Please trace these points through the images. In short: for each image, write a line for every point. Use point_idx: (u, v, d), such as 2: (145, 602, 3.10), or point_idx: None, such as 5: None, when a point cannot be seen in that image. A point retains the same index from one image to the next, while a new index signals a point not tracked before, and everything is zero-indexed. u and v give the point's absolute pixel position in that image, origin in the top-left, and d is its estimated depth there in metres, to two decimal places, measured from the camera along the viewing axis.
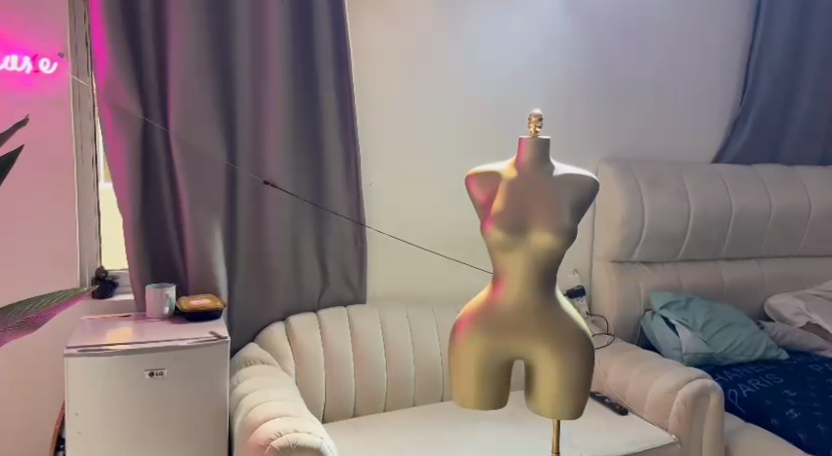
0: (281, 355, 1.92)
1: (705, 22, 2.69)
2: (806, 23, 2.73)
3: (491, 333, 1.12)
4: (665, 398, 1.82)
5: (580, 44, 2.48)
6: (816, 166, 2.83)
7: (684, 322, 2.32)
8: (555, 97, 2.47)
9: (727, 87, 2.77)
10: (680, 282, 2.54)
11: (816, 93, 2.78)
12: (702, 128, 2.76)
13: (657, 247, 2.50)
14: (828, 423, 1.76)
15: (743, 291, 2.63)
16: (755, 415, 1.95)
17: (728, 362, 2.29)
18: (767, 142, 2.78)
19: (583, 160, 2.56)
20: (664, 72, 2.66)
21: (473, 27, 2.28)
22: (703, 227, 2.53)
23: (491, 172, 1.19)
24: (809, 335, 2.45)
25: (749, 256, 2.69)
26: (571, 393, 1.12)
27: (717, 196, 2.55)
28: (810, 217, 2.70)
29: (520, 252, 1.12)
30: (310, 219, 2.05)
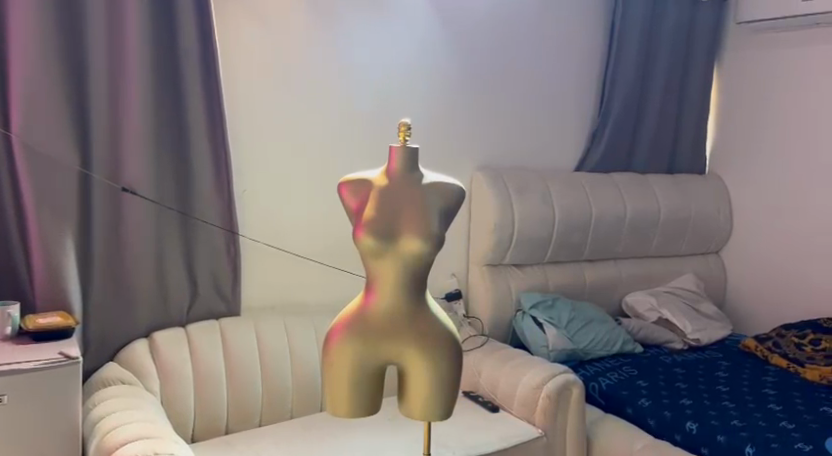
0: (144, 373, 1.80)
1: (566, 38, 2.87)
2: (653, 42, 2.98)
3: (364, 340, 1.12)
4: (532, 393, 1.91)
5: (452, 57, 2.57)
6: (664, 174, 3.11)
7: (550, 321, 2.47)
8: (430, 107, 2.54)
9: (585, 100, 2.98)
10: (547, 283, 2.69)
11: (663, 107, 3.05)
12: (565, 138, 2.95)
13: (527, 251, 2.63)
14: (673, 410, 1.93)
15: (603, 290, 2.84)
16: (613, 405, 2.10)
17: (590, 357, 2.46)
18: (622, 151, 3.02)
19: (457, 168, 2.65)
20: (530, 86, 2.81)
21: (346, 32, 2.28)
22: (567, 231, 2.69)
23: (362, 180, 1.19)
24: (659, 329, 2.68)
25: (608, 258, 2.90)
26: (442, 394, 1.14)
27: (579, 202, 2.73)
28: (660, 220, 2.96)
29: (391, 258, 1.13)
30: (176, 227, 1.95)
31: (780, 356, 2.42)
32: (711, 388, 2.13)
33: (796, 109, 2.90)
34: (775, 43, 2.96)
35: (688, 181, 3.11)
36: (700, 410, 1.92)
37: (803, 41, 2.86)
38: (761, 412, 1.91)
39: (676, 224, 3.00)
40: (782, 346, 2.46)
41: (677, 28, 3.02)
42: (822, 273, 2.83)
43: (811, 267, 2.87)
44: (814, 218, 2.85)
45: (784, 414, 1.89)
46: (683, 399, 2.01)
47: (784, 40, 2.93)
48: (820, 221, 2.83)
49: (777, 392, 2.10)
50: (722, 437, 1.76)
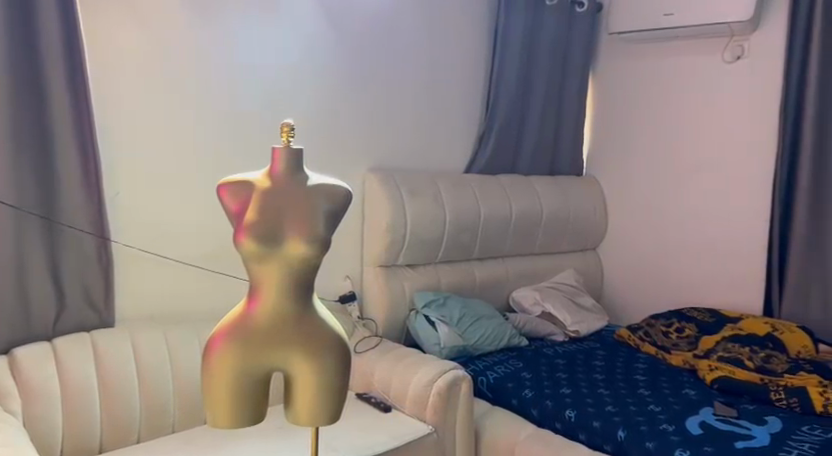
0: (3, 393, 1.65)
1: (453, 43, 2.95)
2: (535, 49, 3.13)
3: (247, 350, 1.08)
4: (423, 391, 1.94)
5: (341, 58, 2.56)
6: (546, 175, 3.26)
7: (442, 319, 2.51)
8: (319, 107, 2.51)
9: (472, 104, 3.07)
10: (439, 283, 2.74)
11: (544, 111, 3.20)
12: (454, 140, 3.02)
13: (419, 251, 2.67)
14: (554, 400, 2.03)
15: (492, 288, 2.93)
16: (500, 398, 2.18)
17: (479, 352, 2.52)
18: (507, 154, 3.13)
19: (348, 170, 2.63)
20: (419, 89, 2.86)
21: (228, 29, 2.21)
22: (457, 230, 2.76)
23: (244, 182, 1.15)
24: (543, 323, 2.81)
25: (496, 256, 3.01)
26: (329, 400, 1.13)
27: (468, 203, 2.80)
28: (543, 219, 3.10)
29: (275, 262, 1.10)
30: (38, 232, 1.80)
31: (650, 344, 2.61)
32: (589, 377, 2.26)
33: (661, 116, 3.14)
34: (642, 54, 3.19)
35: (568, 182, 3.29)
36: (579, 399, 2.03)
37: (666, 53, 3.10)
38: (632, 397, 2.06)
39: (557, 224, 3.16)
40: (651, 335, 2.66)
41: (556, 37, 3.18)
42: (686, 266, 3.08)
43: (676, 261, 3.12)
44: (678, 216, 3.10)
45: (652, 398, 2.05)
46: (563, 389, 2.12)
47: (650, 51, 3.16)
48: (683, 219, 3.08)
49: (647, 377, 2.27)
50: (597, 423, 1.87)
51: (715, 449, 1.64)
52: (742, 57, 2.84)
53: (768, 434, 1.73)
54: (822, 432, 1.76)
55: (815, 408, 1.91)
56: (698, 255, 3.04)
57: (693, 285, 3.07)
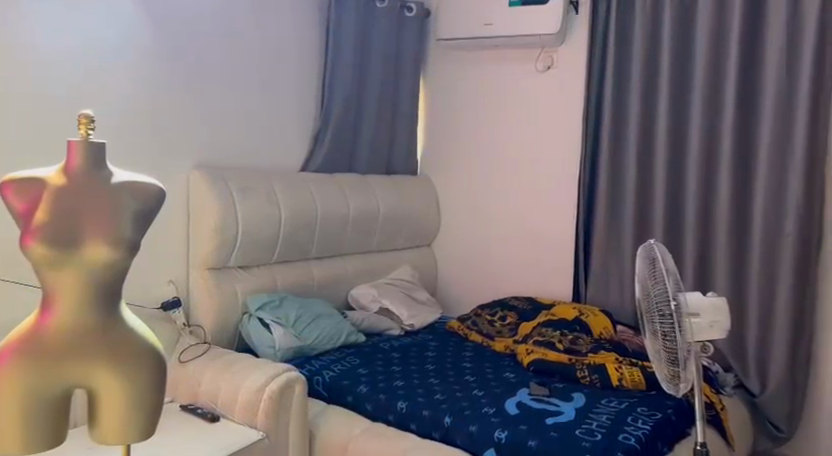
0: None
1: (284, 38, 2.90)
2: (368, 50, 3.16)
3: (36, 361, 0.94)
4: (254, 397, 1.88)
5: (158, 49, 2.42)
6: (382, 174, 3.32)
7: (277, 321, 2.45)
8: (135, 100, 2.35)
9: (306, 102, 3.03)
10: (274, 283, 2.67)
11: (379, 110, 3.25)
12: (288, 137, 2.96)
13: (252, 251, 2.58)
14: (386, 393, 2.08)
15: (330, 287, 2.92)
16: (333, 395, 2.18)
17: (316, 352, 2.50)
18: (343, 154, 3.13)
19: (170, 167, 2.48)
20: (249, 84, 2.77)
21: (20, 11, 2.01)
22: (293, 229, 2.70)
23: (31, 178, 1.00)
24: (381, 318, 2.85)
25: (334, 254, 3.00)
26: (137, 415, 1.00)
27: (304, 201, 2.76)
28: (380, 217, 3.14)
29: (71, 269, 0.96)
30: None
31: (478, 333, 2.77)
32: (421, 368, 2.34)
33: (485, 119, 3.33)
34: (469, 59, 3.37)
35: (403, 181, 3.37)
36: (410, 390, 2.10)
37: (488, 59, 3.30)
38: (458, 384, 2.17)
39: (393, 222, 3.21)
40: (478, 324, 2.82)
41: (388, 37, 3.23)
42: (511, 259, 3.30)
43: (502, 255, 3.33)
44: (502, 213, 3.31)
45: (476, 384, 2.17)
46: (397, 382, 2.18)
47: (474, 57, 3.34)
48: (507, 216, 3.30)
49: (473, 365, 2.40)
50: (426, 412, 1.94)
51: (529, 427, 1.78)
52: (552, 67, 3.10)
53: (574, 409, 1.92)
54: (617, 402, 1.98)
55: (613, 382, 2.14)
56: (520, 249, 3.26)
57: (516, 277, 3.29)
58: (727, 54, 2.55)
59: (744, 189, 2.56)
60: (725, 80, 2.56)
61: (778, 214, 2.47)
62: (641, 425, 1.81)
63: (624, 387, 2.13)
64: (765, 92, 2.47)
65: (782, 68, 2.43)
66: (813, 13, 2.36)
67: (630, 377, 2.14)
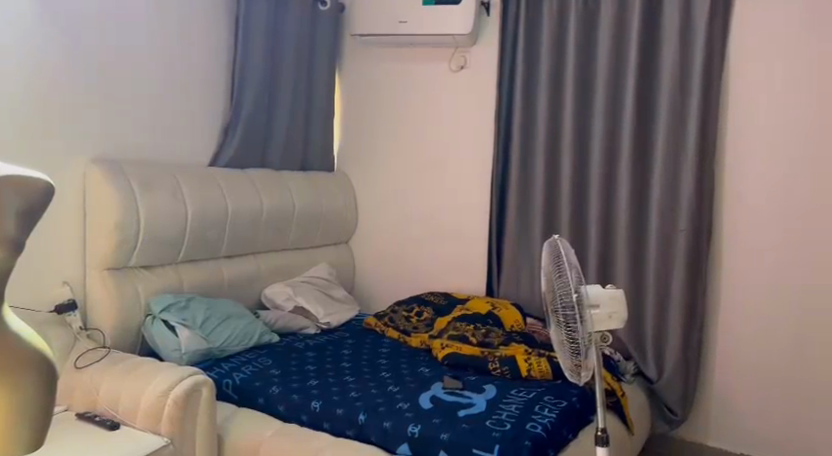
0: None
1: (189, 29, 2.79)
2: (279, 43, 3.10)
3: None
4: (156, 402, 1.80)
5: (50, 35, 2.26)
6: (296, 170, 3.25)
7: (183, 323, 2.35)
8: (23, 90, 2.19)
9: (214, 95, 2.94)
10: (181, 284, 2.57)
11: (293, 106, 3.19)
12: (195, 131, 2.86)
13: (157, 250, 2.46)
14: (299, 393, 2.05)
15: (242, 286, 2.84)
16: (245, 397, 2.12)
17: (226, 354, 2.43)
18: (255, 149, 3.05)
19: (65, 162, 2.33)
20: (152, 76, 2.65)
21: None
22: (200, 227, 2.61)
23: None
24: (295, 317, 2.80)
25: (246, 253, 2.92)
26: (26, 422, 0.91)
27: (212, 198, 2.67)
28: (294, 214, 3.08)
29: None
30: None
31: (394, 329, 2.78)
32: (335, 367, 2.32)
33: (401, 116, 3.35)
34: (384, 56, 3.37)
35: (318, 177, 3.32)
36: (324, 389, 2.08)
37: (402, 57, 3.31)
38: (373, 381, 2.17)
39: (308, 219, 3.16)
40: (395, 321, 2.83)
41: (300, 31, 3.17)
42: (426, 255, 3.33)
43: (418, 251, 3.36)
44: (418, 210, 3.34)
45: (391, 380, 2.18)
46: (311, 381, 2.15)
47: (389, 55, 3.35)
48: (422, 212, 3.33)
49: (388, 361, 2.41)
50: (340, 410, 1.93)
51: (442, 420, 1.81)
52: (465, 67, 3.16)
53: (485, 401, 1.96)
54: (526, 393, 2.05)
55: (522, 373, 2.21)
56: (435, 245, 3.30)
57: (432, 273, 3.33)
58: (627, 59, 2.68)
59: (643, 188, 2.70)
60: (626, 84, 2.69)
61: (672, 211, 2.63)
62: (547, 413, 1.88)
63: (533, 377, 2.20)
64: (662, 97, 2.62)
65: (675, 74, 2.58)
66: (703, 24, 2.53)
67: (538, 368, 2.22)
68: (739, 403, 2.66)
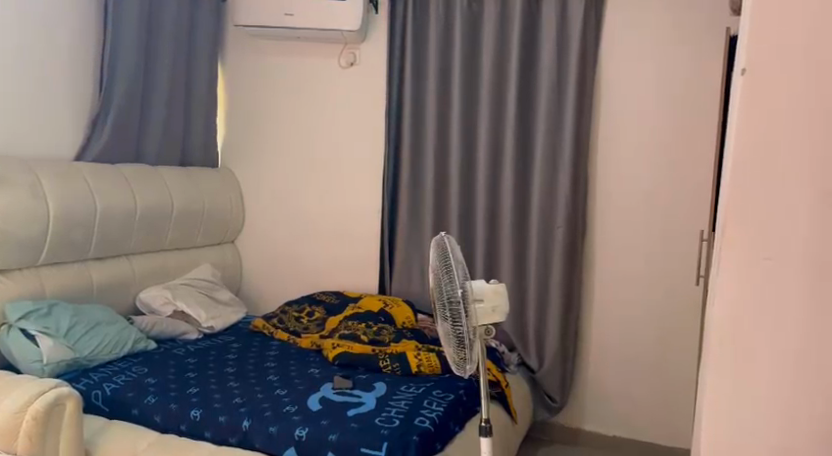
0: None
1: (51, 11, 2.57)
2: (155, 31, 2.93)
3: None
4: (12, 419, 1.63)
5: None
6: (175, 166, 3.08)
7: (45, 331, 2.15)
8: None
9: (80, 84, 2.72)
10: (43, 289, 2.36)
11: (171, 98, 3.02)
12: (59, 123, 2.63)
13: (13, 254, 2.24)
14: (179, 402, 1.94)
15: (114, 290, 2.65)
16: (117, 409, 1.98)
17: (95, 364, 2.26)
18: (129, 143, 2.86)
19: None
20: (7, 60, 2.41)
21: None
22: (65, 228, 2.41)
23: None
24: (175, 322, 2.66)
25: (120, 254, 2.73)
26: None
27: (79, 195, 2.47)
28: (173, 213, 2.92)
29: None
30: None
31: (282, 331, 2.71)
32: (219, 372, 2.22)
33: (290, 111, 3.27)
34: (270, 50, 3.27)
35: (200, 174, 3.17)
36: (206, 396, 1.98)
37: (291, 52, 3.24)
38: (260, 385, 2.10)
39: (189, 217, 3.01)
40: (283, 322, 2.76)
41: (178, 19, 3.01)
42: (316, 254, 3.29)
43: (307, 251, 3.30)
44: (307, 208, 3.28)
45: (278, 383, 2.12)
46: (191, 389, 2.05)
47: (277, 48, 3.26)
48: (312, 210, 3.27)
49: (275, 364, 2.34)
50: (223, 417, 1.85)
51: (330, 421, 1.79)
52: (354, 63, 3.13)
53: (374, 399, 1.96)
54: (415, 388, 2.07)
55: (412, 369, 2.23)
56: (325, 243, 3.26)
57: (322, 272, 3.28)
58: (509, 62, 2.78)
59: (525, 186, 2.82)
60: (508, 86, 2.78)
61: (552, 209, 2.76)
62: (435, 408, 1.91)
63: (422, 373, 2.23)
64: (541, 99, 2.74)
65: (553, 78, 2.71)
66: (577, 32, 2.67)
67: (427, 363, 2.24)
68: (612, 388, 2.84)
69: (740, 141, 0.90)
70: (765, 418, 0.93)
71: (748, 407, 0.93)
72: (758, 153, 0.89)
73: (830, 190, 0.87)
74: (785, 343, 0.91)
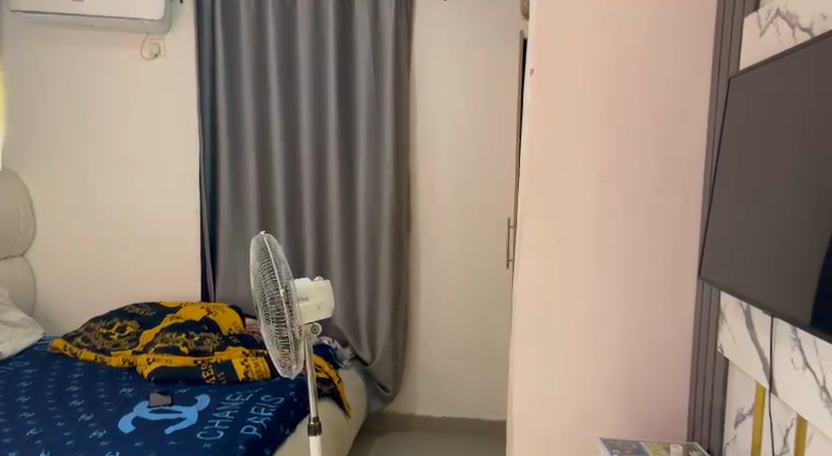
0: None
1: None
2: None
3: None
4: None
5: None
6: None
7: None
8: None
9: None
10: None
11: None
12: None
13: None
14: None
15: None
16: None
17: None
18: None
19: None
20: None
21: None
22: None
23: None
24: None
25: None
26: None
27: None
28: None
29: None
30: None
31: (89, 349, 2.45)
32: (10, 403, 1.96)
33: (87, 107, 2.97)
34: (59, 38, 2.94)
35: None
36: None
37: (85, 42, 2.94)
38: (61, 413, 1.88)
39: None
40: (90, 339, 2.50)
41: None
42: (127, 263, 3.03)
43: (116, 259, 3.03)
44: (114, 211, 3.01)
45: (84, 407, 1.92)
46: None
47: (69, 37, 2.94)
48: (120, 215, 3.01)
49: (81, 386, 2.12)
50: (14, 453, 1.63)
51: (145, 442, 1.66)
52: (159, 55, 2.91)
53: (196, 412, 1.85)
54: (242, 396, 1.99)
55: (238, 376, 2.14)
56: (137, 250, 3.02)
57: (135, 281, 3.03)
58: (326, 55, 2.76)
59: (349, 182, 2.83)
60: (327, 83, 2.77)
61: (376, 204, 2.80)
62: (262, 413, 1.85)
63: (250, 379, 2.15)
64: (359, 96, 2.77)
65: (370, 75, 2.75)
66: (390, 30, 2.73)
67: (255, 368, 2.17)
68: (440, 372, 2.97)
69: (535, 151, 1.61)
70: (558, 325, 1.64)
71: (549, 319, 1.64)
72: (544, 156, 1.61)
73: (593, 190, 1.60)
74: (568, 280, 1.63)
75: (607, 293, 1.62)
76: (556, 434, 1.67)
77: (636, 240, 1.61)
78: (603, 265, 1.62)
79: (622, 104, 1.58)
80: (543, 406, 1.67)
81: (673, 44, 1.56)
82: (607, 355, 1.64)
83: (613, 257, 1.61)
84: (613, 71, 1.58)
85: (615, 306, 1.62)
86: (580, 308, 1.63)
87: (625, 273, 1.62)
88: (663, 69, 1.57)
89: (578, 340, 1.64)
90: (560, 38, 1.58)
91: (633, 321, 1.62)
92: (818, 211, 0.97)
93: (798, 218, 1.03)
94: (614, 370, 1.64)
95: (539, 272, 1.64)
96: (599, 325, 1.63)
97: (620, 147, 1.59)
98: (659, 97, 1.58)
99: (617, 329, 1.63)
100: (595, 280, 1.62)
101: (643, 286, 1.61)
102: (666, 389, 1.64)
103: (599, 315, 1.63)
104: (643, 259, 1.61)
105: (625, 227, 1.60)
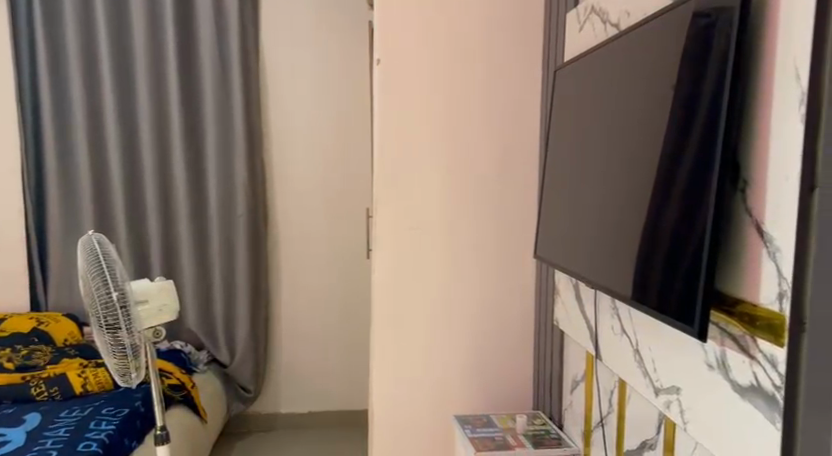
0: None
1: None
2: None
3: None
4: None
5: None
6: None
7: None
8: None
9: None
10: None
11: None
12: None
13: None
14: None
15: None
16: None
17: None
18: None
19: None
20: None
21: None
22: None
23: None
24: None
25: None
26: None
27: None
28: None
29: None
30: None
31: None
32: None
33: None
34: None
35: None
36: None
37: None
38: None
39: None
40: None
41: None
42: None
43: None
44: None
45: None
46: None
47: None
48: None
49: None
50: None
51: None
52: None
53: (24, 433, 1.68)
54: (80, 410, 1.83)
55: (75, 390, 1.97)
56: None
57: None
58: (166, 40, 2.59)
59: (198, 176, 2.69)
60: (168, 70, 2.60)
61: (228, 198, 2.69)
62: (104, 427, 1.71)
63: (89, 391, 1.99)
64: (204, 85, 2.63)
65: (215, 63, 2.62)
66: (235, 15, 2.60)
67: (95, 380, 2.01)
68: (303, 367, 2.92)
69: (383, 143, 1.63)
70: (412, 313, 1.68)
71: (404, 308, 1.67)
72: (392, 148, 1.63)
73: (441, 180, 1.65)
74: (420, 269, 1.67)
75: (456, 279, 1.68)
76: (413, 417, 1.71)
77: (481, 226, 1.67)
78: (452, 252, 1.67)
79: (464, 96, 1.64)
80: (400, 391, 1.70)
81: (507, 37, 1.64)
82: (461, 338, 1.70)
83: (461, 244, 1.67)
84: (454, 64, 1.63)
85: (464, 291, 1.69)
86: (432, 295, 1.68)
87: (473, 259, 1.68)
88: (500, 63, 1.65)
89: (431, 325, 1.69)
90: (403, 31, 1.61)
91: (481, 303, 1.70)
92: (634, 201, 1.06)
93: (620, 210, 1.11)
94: (466, 352, 1.71)
95: (392, 264, 1.66)
96: (451, 310, 1.69)
97: (464, 139, 1.65)
98: (498, 89, 1.65)
99: (467, 311, 1.69)
100: (444, 267, 1.67)
101: (490, 269, 1.69)
102: (514, 365, 1.73)
103: (451, 300, 1.68)
104: (489, 245, 1.68)
105: (471, 214, 1.67)
